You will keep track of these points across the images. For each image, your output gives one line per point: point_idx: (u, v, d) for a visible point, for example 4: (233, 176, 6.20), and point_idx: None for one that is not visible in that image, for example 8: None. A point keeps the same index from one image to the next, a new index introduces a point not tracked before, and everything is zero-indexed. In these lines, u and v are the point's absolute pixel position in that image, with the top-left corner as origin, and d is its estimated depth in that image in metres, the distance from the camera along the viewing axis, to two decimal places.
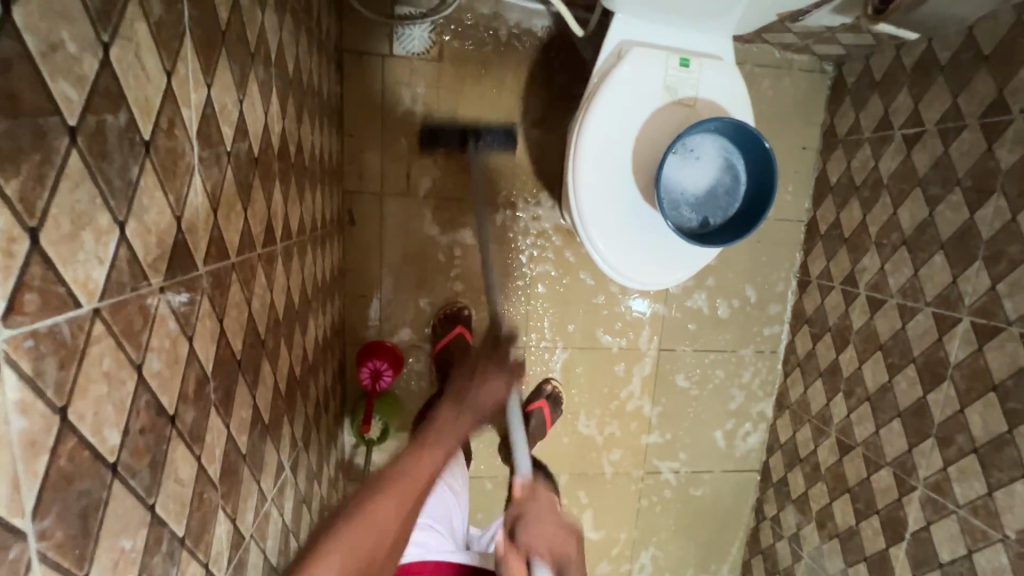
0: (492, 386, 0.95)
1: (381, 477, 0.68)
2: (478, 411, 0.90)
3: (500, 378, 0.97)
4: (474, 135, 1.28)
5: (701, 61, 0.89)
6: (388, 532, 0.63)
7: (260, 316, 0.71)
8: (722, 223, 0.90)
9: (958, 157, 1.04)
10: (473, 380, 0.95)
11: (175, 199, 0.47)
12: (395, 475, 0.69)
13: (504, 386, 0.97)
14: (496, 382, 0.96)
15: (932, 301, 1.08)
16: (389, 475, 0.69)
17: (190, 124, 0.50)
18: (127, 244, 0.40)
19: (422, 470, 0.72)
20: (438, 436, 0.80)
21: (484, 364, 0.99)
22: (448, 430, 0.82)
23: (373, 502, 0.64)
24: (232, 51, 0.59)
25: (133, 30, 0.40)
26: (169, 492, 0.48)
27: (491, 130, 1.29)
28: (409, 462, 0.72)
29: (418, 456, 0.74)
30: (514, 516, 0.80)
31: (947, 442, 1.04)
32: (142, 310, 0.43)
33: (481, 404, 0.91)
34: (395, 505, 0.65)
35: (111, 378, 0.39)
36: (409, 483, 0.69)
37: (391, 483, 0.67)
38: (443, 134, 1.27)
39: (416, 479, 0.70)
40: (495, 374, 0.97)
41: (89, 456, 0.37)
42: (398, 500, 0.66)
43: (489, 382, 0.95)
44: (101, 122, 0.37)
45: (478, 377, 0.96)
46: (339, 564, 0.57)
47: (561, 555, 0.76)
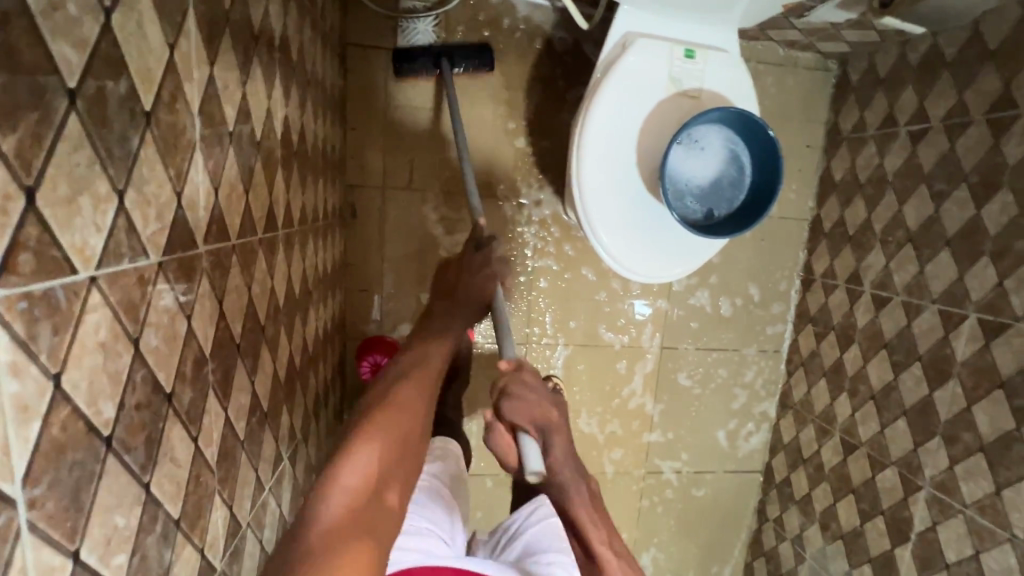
0: (479, 280, 0.90)
1: (394, 371, 0.63)
2: (469, 310, 0.86)
3: (485, 257, 0.93)
4: (447, 56, 1.18)
5: (706, 53, 0.88)
6: (420, 408, 0.57)
7: (260, 302, 0.70)
8: (727, 214, 0.89)
9: (964, 152, 1.03)
10: (458, 276, 0.91)
11: (175, 174, 0.47)
12: (411, 366, 0.63)
13: (493, 277, 0.93)
14: (484, 269, 0.93)
15: (938, 298, 1.07)
16: (405, 365, 0.64)
17: (192, 99, 0.49)
18: (126, 214, 0.40)
19: (431, 358, 0.67)
20: (439, 332, 0.76)
21: (466, 261, 0.94)
22: (445, 328, 0.78)
23: (402, 379, 0.60)
24: (236, 31, 0.59)
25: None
26: (165, 472, 0.47)
27: (467, 51, 1.18)
28: (417, 353, 0.67)
29: (424, 349, 0.69)
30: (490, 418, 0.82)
31: (954, 440, 1.02)
32: (140, 283, 0.42)
33: (469, 299, 0.86)
34: (419, 387, 0.60)
35: (107, 349, 0.38)
36: (426, 368, 0.64)
37: (408, 371, 0.62)
38: (416, 64, 1.18)
39: (433, 364, 0.65)
40: (481, 273, 0.91)
41: (83, 428, 0.36)
42: (419, 385, 0.60)
43: (478, 278, 0.91)
44: (102, 88, 0.36)
45: (462, 275, 0.90)
46: (376, 446, 0.51)
47: (544, 420, 0.77)
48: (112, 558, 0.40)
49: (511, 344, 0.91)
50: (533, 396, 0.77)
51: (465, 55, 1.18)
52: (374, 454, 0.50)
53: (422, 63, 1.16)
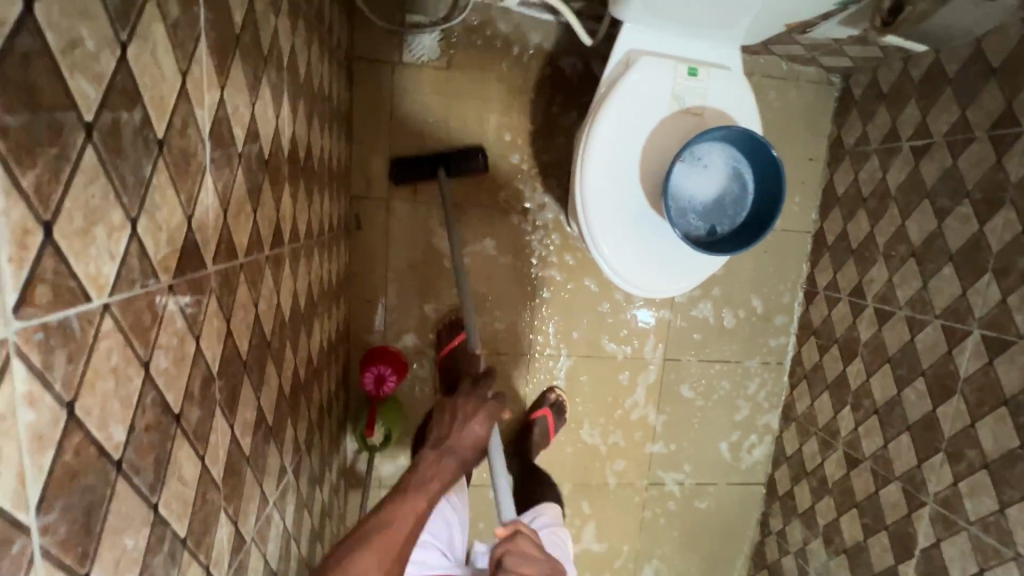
0: (477, 424, 0.95)
1: (358, 539, 0.70)
2: (461, 458, 0.89)
3: (482, 422, 0.95)
4: (443, 164, 1.25)
5: (709, 70, 0.89)
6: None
7: (266, 317, 0.71)
8: (730, 231, 0.89)
9: (967, 168, 1.03)
10: (457, 421, 0.94)
11: (186, 197, 0.48)
12: (379, 532, 0.72)
13: (485, 422, 0.95)
14: (476, 425, 0.95)
15: (941, 313, 1.07)
16: (370, 530, 0.72)
17: (203, 124, 0.50)
18: (139, 240, 0.41)
19: (398, 526, 0.73)
20: (419, 483, 0.81)
21: (463, 404, 0.98)
22: (431, 475, 0.83)
23: (373, 539, 0.70)
24: (246, 54, 0.60)
25: (150, 30, 0.41)
26: (172, 492, 0.47)
27: (460, 156, 1.24)
28: (388, 518, 0.73)
29: (393, 514, 0.75)
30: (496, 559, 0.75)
31: (958, 457, 1.02)
32: (151, 306, 0.43)
33: (463, 445, 0.91)
34: (371, 568, 0.68)
35: (119, 373, 0.39)
36: (387, 542, 0.71)
37: (369, 544, 0.70)
38: (414, 168, 1.26)
39: (394, 539, 0.71)
40: (479, 415, 0.96)
41: (95, 452, 0.37)
42: (376, 562, 0.68)
43: (476, 424, 0.95)
44: (117, 118, 0.37)
45: (463, 419, 0.95)
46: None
47: None
48: None
49: (508, 505, 0.89)
50: (535, 571, 0.76)
51: (459, 161, 1.24)
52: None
53: (420, 170, 1.25)
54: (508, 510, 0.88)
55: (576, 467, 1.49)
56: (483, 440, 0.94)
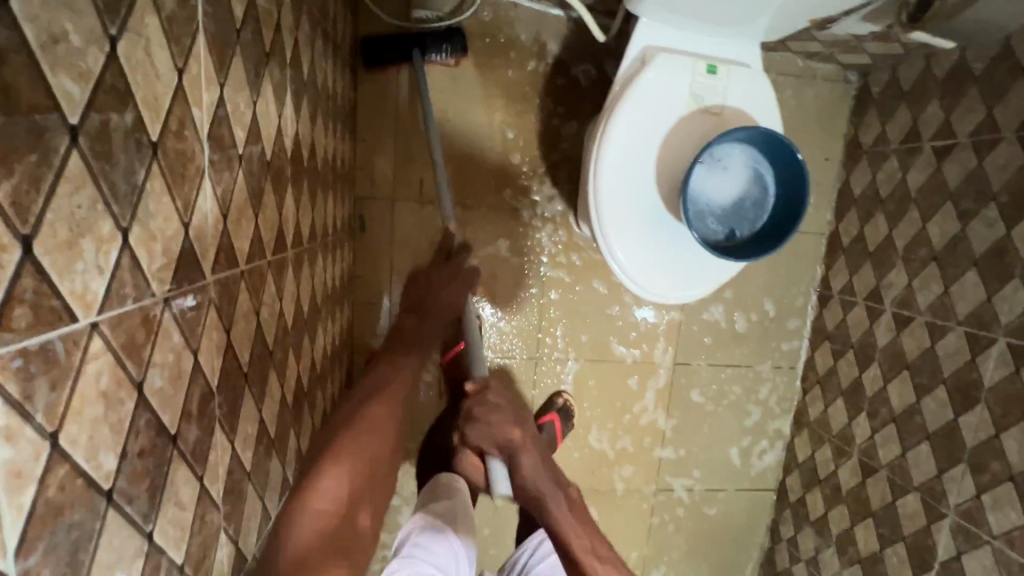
0: (451, 291, 0.98)
1: (359, 400, 0.75)
2: (440, 318, 0.96)
3: (463, 295, 1.00)
4: (420, 47, 1.16)
5: (729, 68, 0.85)
6: (381, 431, 0.71)
7: (268, 326, 0.68)
8: (750, 236, 0.86)
9: (993, 170, 1.00)
10: (434, 287, 0.99)
11: (183, 204, 0.44)
12: (379, 390, 0.77)
13: (465, 290, 1.00)
14: (453, 289, 0.99)
15: (964, 320, 1.04)
16: (370, 390, 0.77)
17: (201, 125, 0.47)
18: (131, 253, 0.37)
19: (393, 383, 0.80)
20: (402, 352, 0.88)
21: (438, 274, 1.02)
22: (410, 351, 0.89)
23: (372, 402, 0.75)
24: (247, 50, 0.57)
25: (143, 25, 0.38)
26: (169, 518, 0.45)
27: (437, 38, 1.16)
28: (383, 380, 0.80)
29: (387, 375, 0.82)
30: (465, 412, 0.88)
31: (980, 468, 0.99)
32: (145, 323, 0.40)
33: (441, 307, 0.96)
34: (379, 414, 0.73)
35: (109, 398, 0.36)
36: (387, 395, 0.77)
37: (371, 400, 0.75)
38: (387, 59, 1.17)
39: (393, 393, 0.78)
40: (452, 282, 0.99)
41: (82, 485, 0.34)
42: (379, 411, 0.73)
43: (453, 285, 0.98)
44: (106, 121, 0.34)
45: (439, 284, 0.99)
46: (345, 467, 0.64)
47: (507, 446, 0.86)
48: None
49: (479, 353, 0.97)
50: (496, 417, 0.86)
51: (437, 36, 1.16)
52: (342, 478, 0.63)
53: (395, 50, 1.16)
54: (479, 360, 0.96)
55: (584, 473, 1.46)
56: (459, 298, 0.98)
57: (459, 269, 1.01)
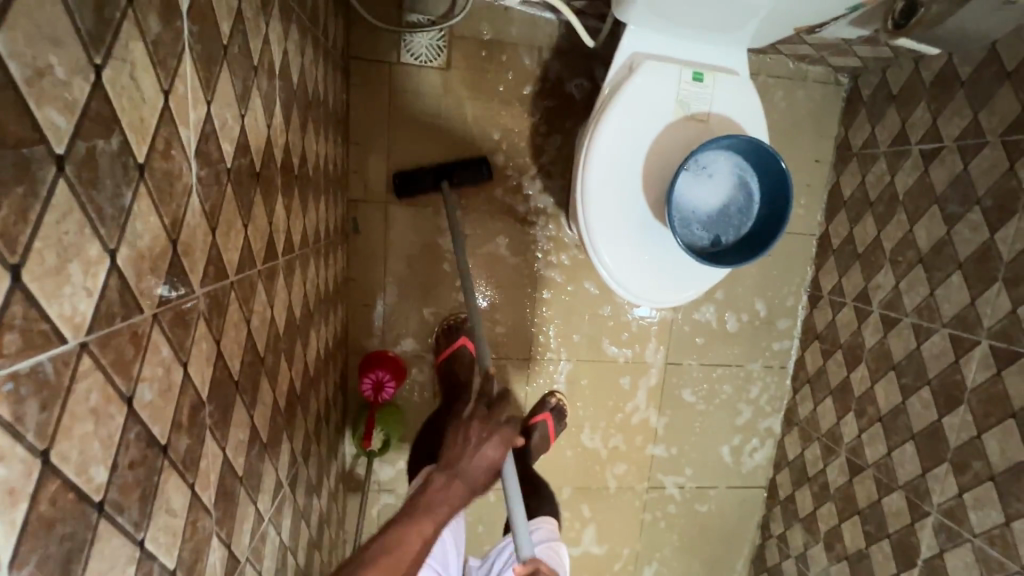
0: (491, 452, 0.82)
1: (355, 568, 0.61)
2: (468, 482, 0.77)
3: (502, 433, 0.84)
4: (448, 175, 1.25)
5: (715, 76, 0.86)
6: None
7: (259, 333, 0.69)
8: (735, 242, 0.87)
9: (978, 175, 1.01)
10: (468, 443, 0.81)
11: (170, 221, 0.46)
12: (378, 561, 0.62)
13: (502, 447, 0.83)
14: (490, 448, 0.82)
15: (949, 322, 1.05)
16: (367, 559, 0.62)
17: (189, 143, 0.48)
18: (119, 272, 0.39)
19: (405, 549, 0.65)
20: (427, 505, 0.71)
21: (476, 422, 0.84)
22: (440, 497, 0.73)
23: (368, 573, 0.60)
24: (234, 65, 0.58)
25: (128, 50, 0.39)
26: (160, 525, 0.46)
27: (464, 166, 1.26)
28: (390, 543, 0.64)
29: (394, 542, 0.65)
30: (532, 569, 0.83)
31: (963, 468, 1.01)
32: (133, 339, 0.41)
33: (475, 473, 0.79)
34: None
35: (99, 413, 0.37)
36: (388, 571, 0.62)
37: (376, 570, 0.61)
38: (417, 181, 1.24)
39: (397, 562, 0.63)
40: (493, 438, 0.83)
41: (73, 497, 0.35)
42: None
43: (490, 445, 0.82)
44: (92, 147, 0.35)
45: (476, 442, 0.81)
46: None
47: None
48: None
49: (524, 539, 0.85)
50: None
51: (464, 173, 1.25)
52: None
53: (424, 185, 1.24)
54: (524, 545, 0.85)
55: (576, 471, 1.48)
56: (496, 462, 0.82)
57: (499, 422, 0.85)
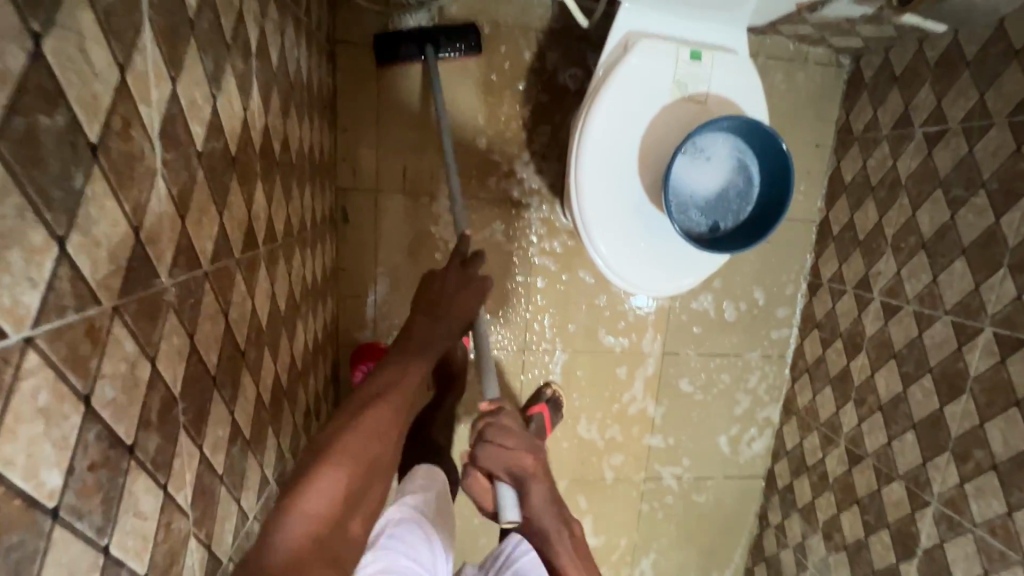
0: (461, 296, 0.90)
1: (368, 396, 0.64)
2: (449, 326, 0.86)
3: (477, 282, 0.93)
4: (432, 42, 1.14)
5: (713, 55, 0.83)
6: (389, 426, 0.62)
7: (239, 326, 0.66)
8: (734, 228, 0.84)
9: (983, 157, 0.98)
10: (444, 291, 0.89)
11: (131, 207, 0.43)
12: (390, 388, 0.67)
13: (475, 297, 0.91)
14: (463, 292, 0.91)
15: (951, 309, 1.03)
16: (371, 393, 0.65)
17: (151, 123, 0.45)
18: (71, 262, 0.36)
19: (405, 380, 0.69)
20: (414, 354, 0.76)
21: (451, 275, 0.92)
22: (427, 340, 0.81)
23: (389, 394, 0.66)
24: (203, 41, 0.54)
25: (75, 18, 0.35)
26: (127, 529, 0.44)
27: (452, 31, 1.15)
28: (388, 377, 0.68)
29: (400, 372, 0.71)
30: (478, 432, 0.76)
31: (964, 457, 0.99)
32: (90, 334, 0.38)
33: (455, 313, 0.88)
34: (392, 408, 0.64)
35: (50, 414, 0.35)
36: (399, 390, 0.67)
37: (382, 398, 0.64)
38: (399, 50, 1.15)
39: (407, 386, 0.68)
40: (466, 287, 0.91)
41: (20, 504, 0.32)
42: (394, 408, 0.64)
43: (463, 296, 0.90)
44: (32, 125, 0.32)
45: (450, 292, 0.89)
46: (346, 471, 0.54)
47: (521, 472, 0.74)
48: None
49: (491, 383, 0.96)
50: (512, 438, 0.75)
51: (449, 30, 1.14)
52: (338, 481, 0.53)
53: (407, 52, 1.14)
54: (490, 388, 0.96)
55: (573, 462, 1.47)
56: (468, 309, 0.90)
57: (472, 278, 0.93)
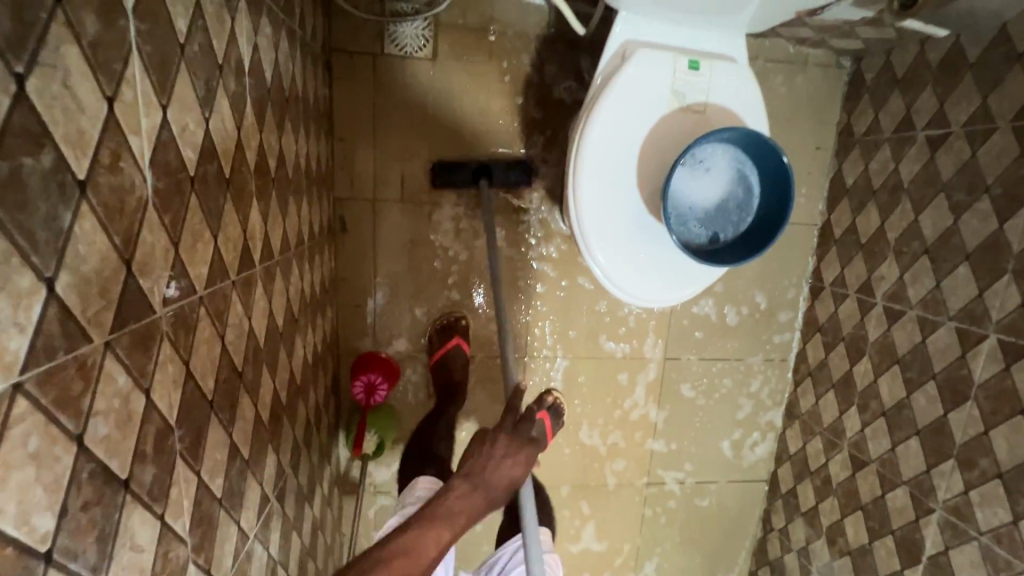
0: (507, 464, 0.87)
1: (372, 558, 0.64)
2: (489, 496, 0.82)
3: (525, 454, 0.90)
4: (486, 174, 1.21)
5: (711, 63, 0.82)
6: None
7: (236, 347, 0.66)
8: (734, 239, 0.83)
9: (986, 162, 0.97)
10: (494, 457, 0.87)
11: (122, 239, 0.42)
12: (400, 554, 0.66)
13: (519, 471, 0.88)
14: (514, 464, 0.88)
15: (955, 315, 1.02)
16: (391, 550, 0.66)
17: (141, 153, 0.44)
18: (60, 302, 0.35)
19: (422, 548, 0.68)
20: (444, 516, 0.75)
21: (501, 441, 0.91)
22: (462, 499, 0.79)
23: (393, 563, 0.64)
24: (194, 65, 0.53)
25: (59, 54, 0.35)
26: (124, 564, 0.43)
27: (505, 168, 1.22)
28: (412, 542, 0.68)
29: (421, 538, 0.69)
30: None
31: (969, 465, 0.98)
32: (81, 372, 0.38)
33: (495, 481, 0.84)
34: None
35: (41, 458, 0.34)
36: (408, 562, 0.65)
37: (392, 567, 0.63)
38: (454, 175, 1.22)
39: (416, 559, 0.66)
40: (512, 454, 0.89)
41: (12, 553, 0.32)
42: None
43: (508, 464, 0.87)
44: (17, 167, 0.32)
45: (497, 460, 0.87)
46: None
47: None
48: None
49: None
50: None
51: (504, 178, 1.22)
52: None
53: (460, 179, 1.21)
54: None
55: (575, 468, 1.46)
56: (514, 479, 0.87)
57: (526, 443, 0.92)
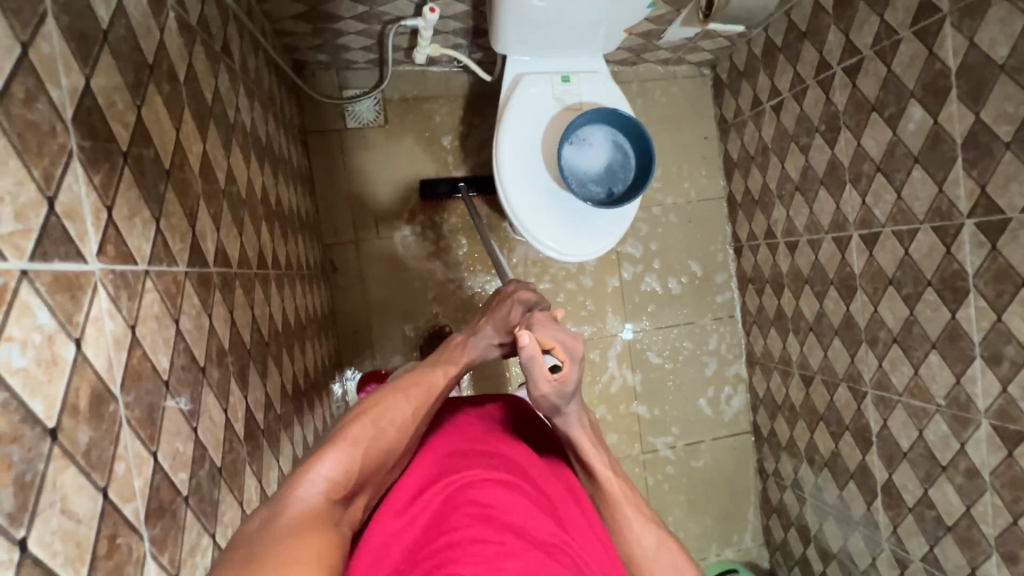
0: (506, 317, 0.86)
1: (378, 393, 0.65)
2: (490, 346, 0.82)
3: (514, 302, 0.83)
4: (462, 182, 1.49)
5: (578, 77, 1.15)
6: (399, 423, 0.63)
7: (263, 321, 0.88)
8: (624, 189, 1.13)
9: (810, 110, 1.26)
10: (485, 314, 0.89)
11: (189, 212, 0.67)
12: (409, 383, 0.68)
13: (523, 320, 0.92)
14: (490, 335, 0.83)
15: (828, 230, 1.26)
16: (399, 383, 0.68)
17: (193, 164, 0.70)
18: (162, 235, 0.59)
19: (433, 383, 0.71)
20: (445, 360, 0.76)
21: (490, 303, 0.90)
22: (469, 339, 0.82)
23: (407, 388, 0.67)
24: (217, 121, 0.82)
25: (154, 101, 0.62)
26: (206, 425, 0.63)
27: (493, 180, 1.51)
28: (422, 374, 0.71)
29: (426, 375, 0.71)
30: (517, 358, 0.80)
31: (875, 341, 1.18)
32: (174, 282, 0.61)
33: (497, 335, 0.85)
34: (411, 404, 0.66)
35: (160, 320, 0.56)
36: (418, 392, 0.68)
37: (404, 393, 0.66)
38: (438, 186, 1.48)
39: (425, 390, 0.68)
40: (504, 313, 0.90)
41: (150, 367, 0.53)
42: (409, 401, 0.66)
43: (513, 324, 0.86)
44: (141, 153, 0.57)
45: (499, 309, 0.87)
46: (349, 453, 0.56)
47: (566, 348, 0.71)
48: (178, 471, 0.56)
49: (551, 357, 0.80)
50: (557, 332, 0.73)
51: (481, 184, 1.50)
52: (344, 458, 0.55)
53: (443, 190, 1.47)
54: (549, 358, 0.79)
55: None
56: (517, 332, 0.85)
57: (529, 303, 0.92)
